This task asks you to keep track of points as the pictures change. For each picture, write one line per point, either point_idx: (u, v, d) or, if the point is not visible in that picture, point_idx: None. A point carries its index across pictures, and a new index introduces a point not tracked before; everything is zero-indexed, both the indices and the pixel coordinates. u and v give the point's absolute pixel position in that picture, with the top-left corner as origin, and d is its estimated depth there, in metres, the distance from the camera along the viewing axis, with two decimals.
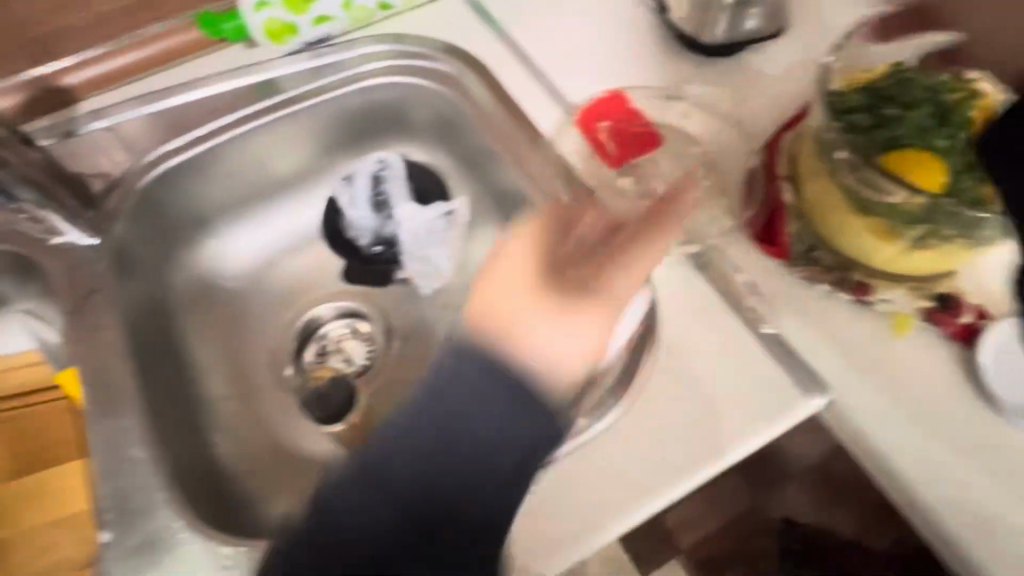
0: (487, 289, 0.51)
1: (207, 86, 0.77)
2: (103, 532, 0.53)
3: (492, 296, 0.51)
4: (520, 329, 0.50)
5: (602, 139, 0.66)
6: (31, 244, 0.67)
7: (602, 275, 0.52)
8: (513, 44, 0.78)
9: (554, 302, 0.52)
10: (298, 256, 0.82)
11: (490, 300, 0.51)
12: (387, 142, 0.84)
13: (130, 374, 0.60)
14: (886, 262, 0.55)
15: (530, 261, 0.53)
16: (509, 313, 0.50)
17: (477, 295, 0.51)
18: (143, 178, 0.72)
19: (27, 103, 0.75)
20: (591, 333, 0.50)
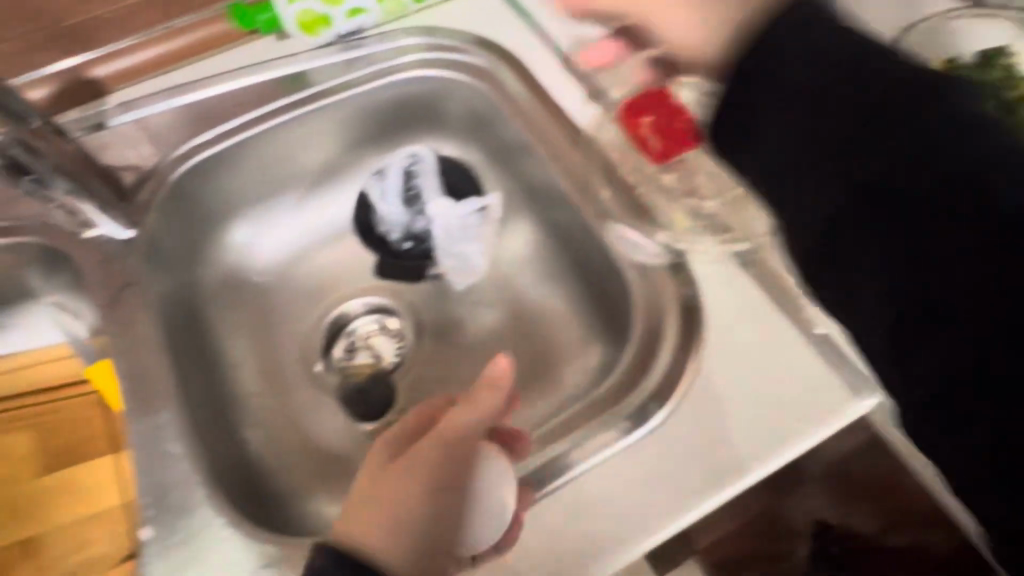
0: (385, 512, 0.46)
1: (239, 78, 0.76)
2: (143, 528, 0.53)
3: (392, 511, 0.46)
4: (423, 489, 0.47)
5: (643, 136, 0.64)
6: (64, 236, 0.66)
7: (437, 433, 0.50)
8: (548, 38, 0.76)
9: (453, 425, 0.50)
10: (327, 250, 0.81)
11: (400, 535, 0.45)
12: (418, 136, 0.83)
13: (166, 368, 0.60)
14: None
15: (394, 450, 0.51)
16: (413, 497, 0.46)
17: (384, 521, 0.46)
18: (176, 170, 0.71)
19: (58, 94, 0.75)
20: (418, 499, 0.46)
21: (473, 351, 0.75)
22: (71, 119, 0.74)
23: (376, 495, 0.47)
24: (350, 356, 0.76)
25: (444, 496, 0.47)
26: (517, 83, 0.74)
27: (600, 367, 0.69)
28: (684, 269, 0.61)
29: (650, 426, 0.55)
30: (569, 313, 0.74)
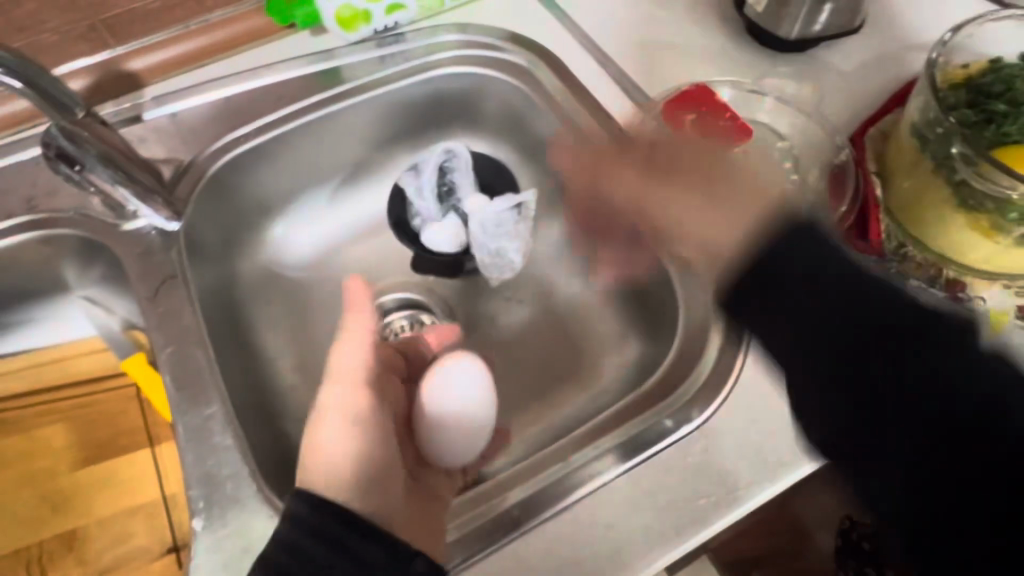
0: (337, 472, 0.49)
1: (274, 73, 0.76)
2: (194, 520, 0.52)
3: (348, 472, 0.49)
4: (361, 433, 0.52)
5: (687, 133, 0.64)
6: (102, 228, 0.65)
7: (351, 381, 0.55)
8: (584, 37, 0.77)
9: (355, 376, 0.55)
10: (362, 246, 0.82)
11: (360, 484, 0.49)
12: (451, 133, 0.83)
13: (212, 362, 0.59)
14: (983, 259, 0.55)
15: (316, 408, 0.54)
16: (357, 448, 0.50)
17: (341, 475, 0.49)
18: (214, 164, 0.71)
19: (94, 86, 0.73)
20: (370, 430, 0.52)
21: (508, 347, 0.76)
22: (108, 112, 0.73)
23: (315, 458, 0.50)
24: None
25: (376, 434, 0.52)
26: (556, 81, 0.75)
27: (637, 364, 0.70)
28: None
29: (700, 420, 0.55)
30: (605, 310, 0.75)
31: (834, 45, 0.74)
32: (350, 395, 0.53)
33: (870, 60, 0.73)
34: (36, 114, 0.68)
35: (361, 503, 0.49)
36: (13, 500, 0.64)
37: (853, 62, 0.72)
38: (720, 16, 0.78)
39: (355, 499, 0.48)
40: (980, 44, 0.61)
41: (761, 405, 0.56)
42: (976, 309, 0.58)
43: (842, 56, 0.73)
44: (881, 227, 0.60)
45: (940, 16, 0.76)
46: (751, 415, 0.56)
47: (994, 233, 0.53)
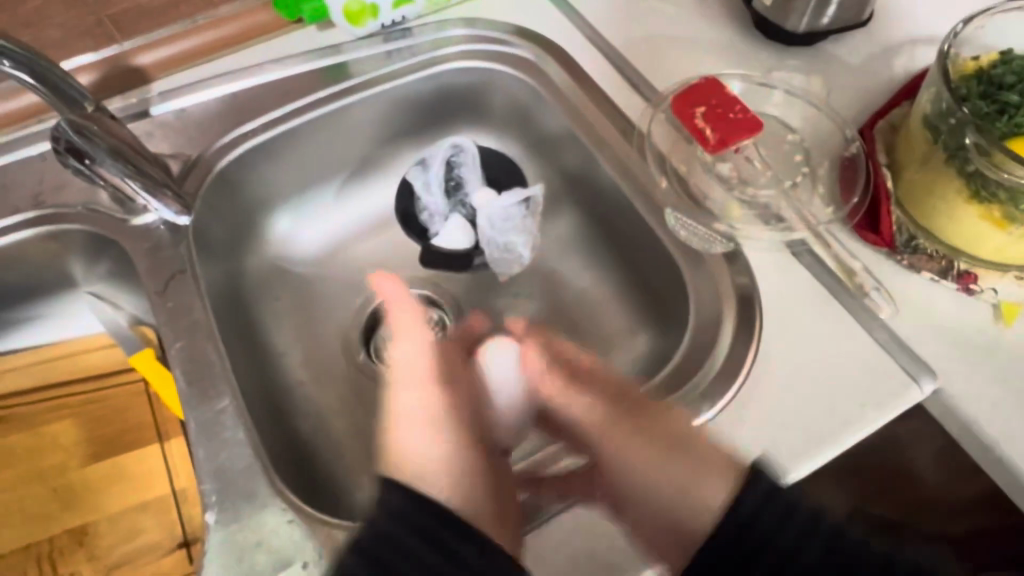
0: (429, 471, 0.49)
1: (281, 68, 0.76)
2: (207, 514, 0.52)
3: (441, 469, 0.49)
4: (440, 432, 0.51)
5: (697, 126, 0.64)
6: (111, 223, 0.65)
7: (420, 372, 0.53)
8: (591, 31, 0.77)
9: (420, 370, 0.54)
10: (369, 241, 0.81)
11: (458, 482, 0.48)
12: (458, 128, 0.83)
13: (223, 357, 0.59)
14: (995, 250, 0.55)
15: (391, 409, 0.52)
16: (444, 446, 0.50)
17: (430, 475, 0.49)
18: (222, 159, 0.71)
19: (100, 82, 0.73)
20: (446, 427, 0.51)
21: None
22: (114, 108, 0.72)
23: (403, 458, 0.50)
24: None
25: (457, 427, 0.52)
26: (563, 75, 0.75)
27: (647, 357, 0.70)
28: (739, 258, 0.61)
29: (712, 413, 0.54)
30: (614, 303, 0.75)
31: (841, 38, 0.74)
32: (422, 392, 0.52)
33: (878, 53, 0.73)
34: (43, 109, 0.68)
35: (463, 499, 0.48)
36: (20, 497, 0.64)
37: (861, 55, 0.72)
38: (726, 10, 0.77)
39: (454, 493, 0.48)
40: (989, 36, 0.61)
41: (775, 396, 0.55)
42: (988, 301, 0.58)
43: (848, 49, 0.73)
44: (893, 218, 0.59)
45: (946, 10, 0.76)
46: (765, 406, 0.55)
47: (1006, 224, 0.53)
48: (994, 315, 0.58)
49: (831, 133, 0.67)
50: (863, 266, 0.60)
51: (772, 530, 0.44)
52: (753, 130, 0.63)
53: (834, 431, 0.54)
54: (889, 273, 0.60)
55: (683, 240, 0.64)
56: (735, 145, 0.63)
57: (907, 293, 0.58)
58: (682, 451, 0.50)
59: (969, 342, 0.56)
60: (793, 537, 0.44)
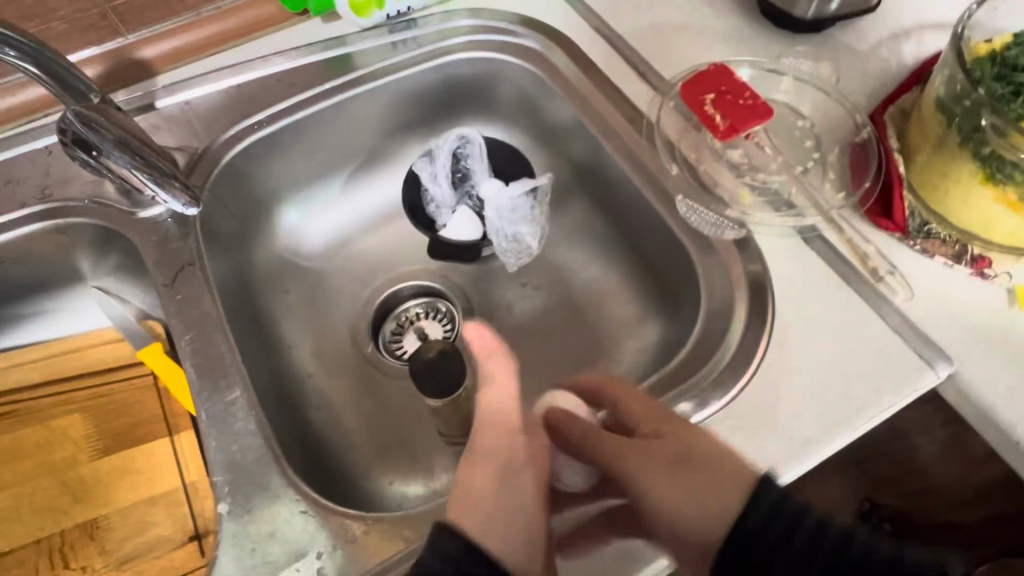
0: (483, 517, 0.42)
1: (287, 60, 0.75)
2: (220, 504, 0.52)
3: (492, 515, 0.42)
4: (506, 483, 0.44)
5: (707, 112, 0.64)
6: (118, 216, 0.64)
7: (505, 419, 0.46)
8: (597, 20, 0.77)
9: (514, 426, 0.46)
10: (377, 234, 0.81)
11: (508, 534, 0.42)
12: (464, 119, 0.83)
13: (233, 348, 0.59)
14: (1010, 233, 0.55)
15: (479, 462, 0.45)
16: (509, 499, 0.43)
17: (489, 520, 0.42)
18: (229, 152, 0.71)
19: (105, 75, 0.73)
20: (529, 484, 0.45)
21: (526, 333, 0.75)
22: (120, 101, 0.72)
23: (466, 504, 0.43)
24: (398, 337, 0.76)
25: (527, 485, 0.45)
26: (571, 65, 0.74)
27: (658, 346, 0.69)
28: (750, 244, 0.61)
29: (724, 400, 0.54)
30: (623, 292, 0.74)
31: (849, 24, 0.73)
32: (502, 440, 0.45)
33: (886, 39, 0.73)
34: (48, 101, 0.67)
35: (509, 547, 0.42)
36: (30, 491, 0.63)
37: (869, 41, 0.72)
38: None
39: (499, 540, 0.41)
40: (999, 19, 0.61)
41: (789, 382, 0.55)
42: (1001, 284, 0.57)
43: (857, 35, 0.73)
44: (906, 202, 0.59)
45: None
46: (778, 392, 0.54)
47: (1020, 206, 0.52)
48: (1008, 297, 0.57)
49: (841, 119, 0.67)
50: (875, 251, 0.59)
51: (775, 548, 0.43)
52: (764, 117, 0.63)
53: (849, 416, 0.53)
54: (901, 257, 0.59)
55: (693, 227, 0.63)
56: (745, 131, 0.63)
57: (920, 277, 0.58)
58: (705, 465, 0.46)
59: (982, 325, 0.56)
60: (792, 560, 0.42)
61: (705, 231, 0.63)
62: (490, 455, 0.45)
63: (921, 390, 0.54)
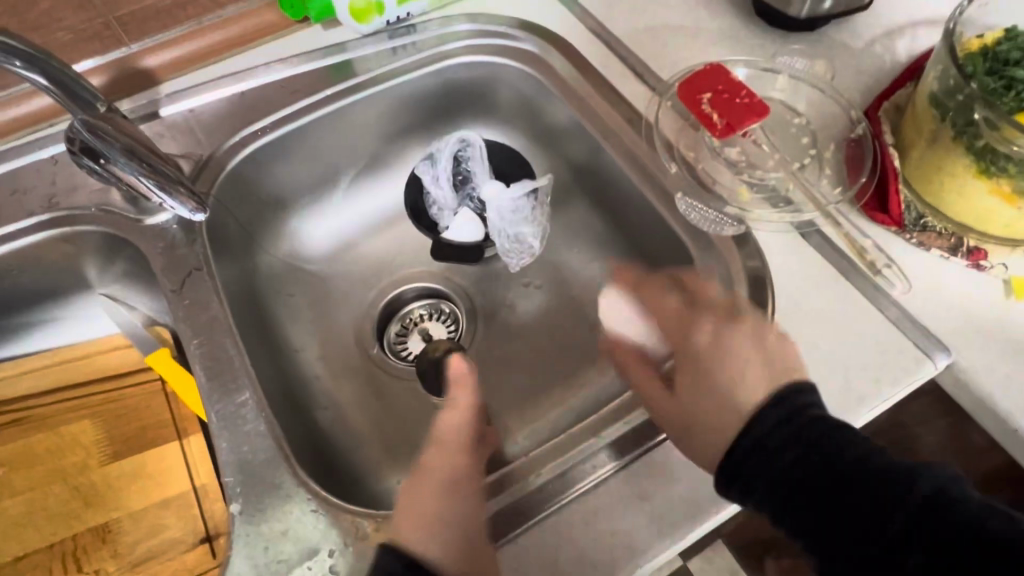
0: (423, 527, 0.48)
1: (289, 67, 0.76)
2: (232, 504, 0.52)
3: (430, 523, 0.48)
4: (447, 493, 0.51)
5: (705, 111, 0.65)
6: (126, 223, 0.65)
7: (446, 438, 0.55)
8: (593, 21, 0.78)
9: (450, 448, 0.54)
10: (380, 237, 0.82)
11: (445, 539, 0.47)
12: (465, 122, 0.84)
13: (241, 351, 0.60)
14: (1004, 225, 0.56)
15: (420, 480, 0.52)
16: (447, 509, 0.49)
17: (424, 528, 0.48)
18: (233, 158, 0.71)
19: (110, 84, 0.73)
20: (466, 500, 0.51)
21: (529, 332, 0.76)
22: (125, 109, 0.73)
23: (409, 519, 0.49)
24: (403, 339, 0.77)
25: (469, 499, 0.51)
26: (569, 68, 0.75)
27: None
28: (749, 240, 0.62)
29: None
30: None
31: (843, 23, 0.74)
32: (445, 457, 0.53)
33: (880, 36, 0.74)
34: (53, 111, 0.68)
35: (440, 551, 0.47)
36: (40, 497, 0.64)
37: (863, 39, 0.73)
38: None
39: (430, 547, 0.47)
40: (991, 17, 0.62)
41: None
42: (997, 276, 0.58)
43: (850, 33, 0.74)
44: (901, 197, 0.60)
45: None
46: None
47: (1015, 199, 0.53)
48: (1004, 289, 0.58)
49: (836, 117, 0.68)
50: (872, 245, 0.60)
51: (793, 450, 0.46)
52: (761, 114, 0.63)
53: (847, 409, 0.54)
54: (898, 250, 0.60)
55: (693, 224, 0.64)
56: (743, 129, 0.64)
57: (917, 269, 0.59)
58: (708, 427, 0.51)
59: (979, 316, 0.57)
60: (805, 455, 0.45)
61: (705, 228, 0.64)
62: (423, 472, 0.52)
63: (921, 379, 0.55)
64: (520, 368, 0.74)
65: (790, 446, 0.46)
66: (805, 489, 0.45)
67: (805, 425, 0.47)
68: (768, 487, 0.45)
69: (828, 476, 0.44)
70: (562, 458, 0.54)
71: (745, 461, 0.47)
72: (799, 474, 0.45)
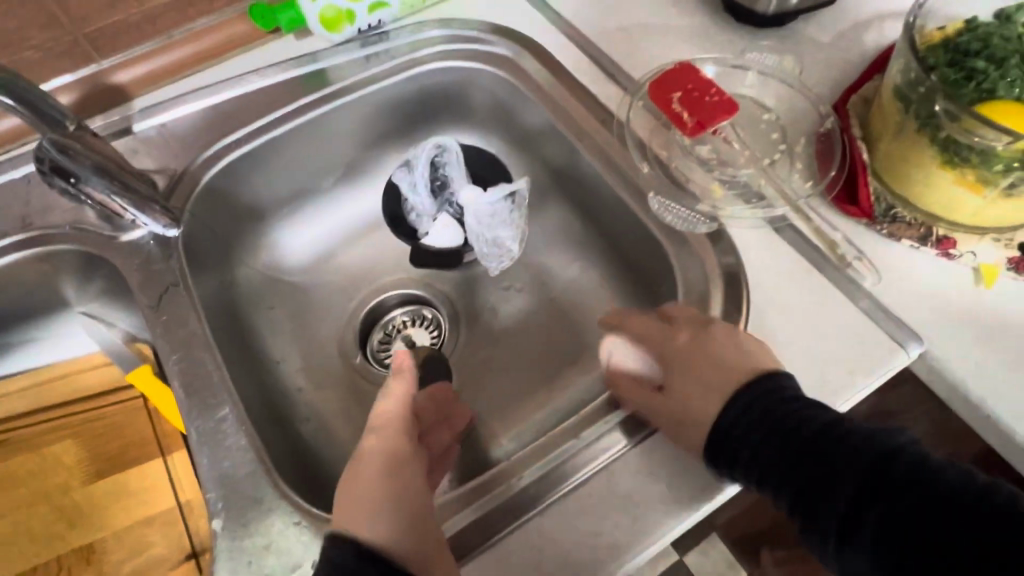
0: (366, 510, 0.47)
1: (262, 79, 0.76)
2: (214, 521, 0.52)
3: (376, 506, 0.47)
4: (391, 475, 0.50)
5: (674, 110, 0.65)
6: (101, 241, 0.65)
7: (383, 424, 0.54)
8: (563, 22, 0.78)
9: (387, 432, 0.53)
10: (360, 244, 0.82)
11: (388, 520, 0.46)
12: (441, 128, 0.84)
13: (220, 365, 0.60)
14: (972, 214, 0.57)
15: (358, 467, 0.50)
16: (390, 491, 0.48)
17: (367, 514, 0.47)
18: (208, 171, 0.71)
19: (81, 101, 0.73)
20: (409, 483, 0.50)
21: (511, 335, 0.77)
22: (96, 126, 0.73)
23: (351, 506, 0.47)
24: (386, 346, 0.77)
25: (412, 483, 0.50)
26: (541, 70, 0.76)
27: None
28: (722, 237, 0.62)
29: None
30: (603, 290, 0.76)
31: (810, 17, 0.75)
32: (386, 440, 0.52)
33: (848, 29, 0.74)
34: (23, 131, 0.68)
35: (385, 535, 0.46)
36: (25, 519, 0.64)
37: (831, 33, 0.74)
38: None
39: (373, 531, 0.46)
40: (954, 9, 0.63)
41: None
42: (967, 264, 0.59)
43: (818, 27, 0.74)
44: (870, 189, 0.61)
45: None
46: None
47: (980, 188, 0.54)
48: (973, 277, 0.59)
49: (805, 113, 0.68)
50: (843, 237, 0.61)
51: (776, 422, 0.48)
52: (730, 112, 0.64)
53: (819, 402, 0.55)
54: (869, 242, 0.61)
55: (667, 223, 0.65)
56: (712, 128, 0.65)
57: (887, 260, 0.60)
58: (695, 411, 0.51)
59: (951, 305, 0.58)
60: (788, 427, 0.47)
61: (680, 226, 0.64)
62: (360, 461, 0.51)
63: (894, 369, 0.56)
64: (503, 372, 0.74)
65: (774, 414, 0.48)
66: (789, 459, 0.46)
67: (784, 400, 0.48)
68: (753, 457, 0.47)
69: (812, 440, 0.46)
70: (545, 460, 0.55)
71: (731, 433, 0.49)
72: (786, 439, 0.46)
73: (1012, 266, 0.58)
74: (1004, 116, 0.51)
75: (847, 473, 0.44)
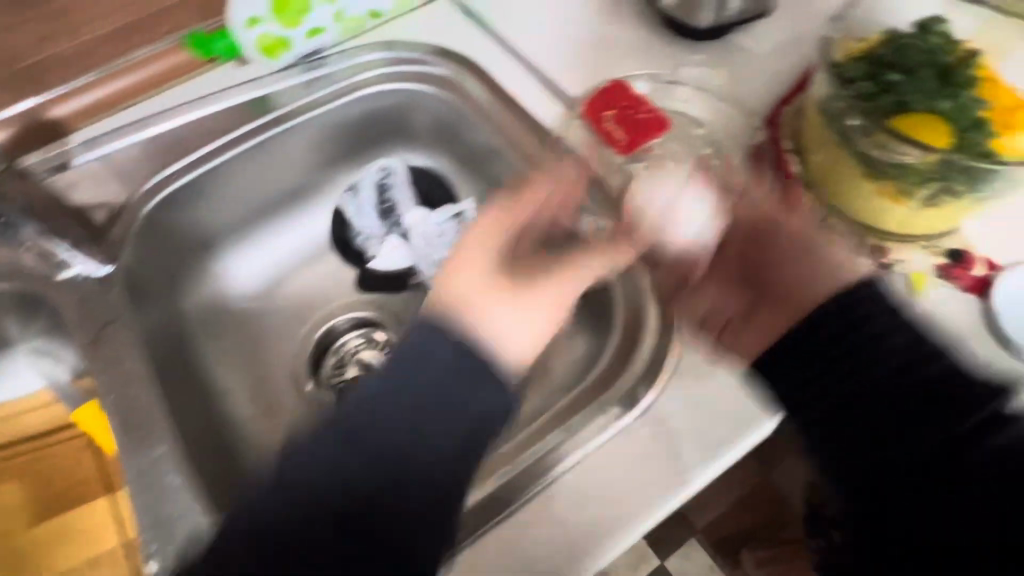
0: (518, 321, 0.49)
1: (202, 108, 0.75)
2: (149, 563, 0.52)
3: (533, 316, 0.50)
4: (574, 283, 0.52)
5: (608, 129, 0.68)
6: (36, 280, 0.64)
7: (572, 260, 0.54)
8: (503, 41, 0.79)
9: (564, 294, 0.52)
10: (310, 269, 0.82)
11: (530, 329, 0.50)
12: (389, 150, 0.84)
13: (159, 401, 0.59)
14: (900, 222, 0.59)
15: (506, 270, 0.51)
16: (553, 317, 0.51)
17: (511, 320, 0.49)
18: (148, 204, 0.71)
19: (17, 137, 0.72)
20: (544, 313, 0.51)
21: None
22: (33, 163, 0.71)
23: (508, 312, 0.49)
24: (339, 370, 0.75)
25: (562, 301, 0.52)
26: (482, 90, 0.76)
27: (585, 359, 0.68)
28: (660, 253, 0.63)
29: (644, 405, 0.58)
30: None
31: (746, 30, 0.76)
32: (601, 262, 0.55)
33: (784, 40, 0.75)
34: None
35: (519, 346, 0.49)
36: None
37: (766, 45, 0.75)
38: (636, 11, 0.79)
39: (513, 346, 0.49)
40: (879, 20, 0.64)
41: (705, 382, 0.59)
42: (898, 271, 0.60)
43: (754, 39, 0.75)
44: (804, 200, 0.62)
45: None
46: (692, 392, 0.59)
47: (903, 198, 0.56)
48: (906, 284, 0.59)
49: (739, 127, 0.69)
50: (780, 250, 0.61)
51: (894, 341, 0.52)
52: (660, 129, 0.67)
53: (746, 416, 0.57)
54: None
55: None
56: (646, 144, 0.68)
57: None
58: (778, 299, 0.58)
59: None
60: (901, 342, 0.51)
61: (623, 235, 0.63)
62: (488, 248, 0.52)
63: None
64: None
65: (819, 363, 0.53)
66: (858, 399, 0.51)
67: (858, 330, 0.52)
68: (824, 384, 0.52)
69: (846, 404, 0.52)
70: (493, 480, 0.55)
71: (804, 342, 0.54)
72: (833, 390, 0.52)
73: (940, 273, 0.59)
74: (916, 127, 0.52)
75: (876, 442, 0.50)
